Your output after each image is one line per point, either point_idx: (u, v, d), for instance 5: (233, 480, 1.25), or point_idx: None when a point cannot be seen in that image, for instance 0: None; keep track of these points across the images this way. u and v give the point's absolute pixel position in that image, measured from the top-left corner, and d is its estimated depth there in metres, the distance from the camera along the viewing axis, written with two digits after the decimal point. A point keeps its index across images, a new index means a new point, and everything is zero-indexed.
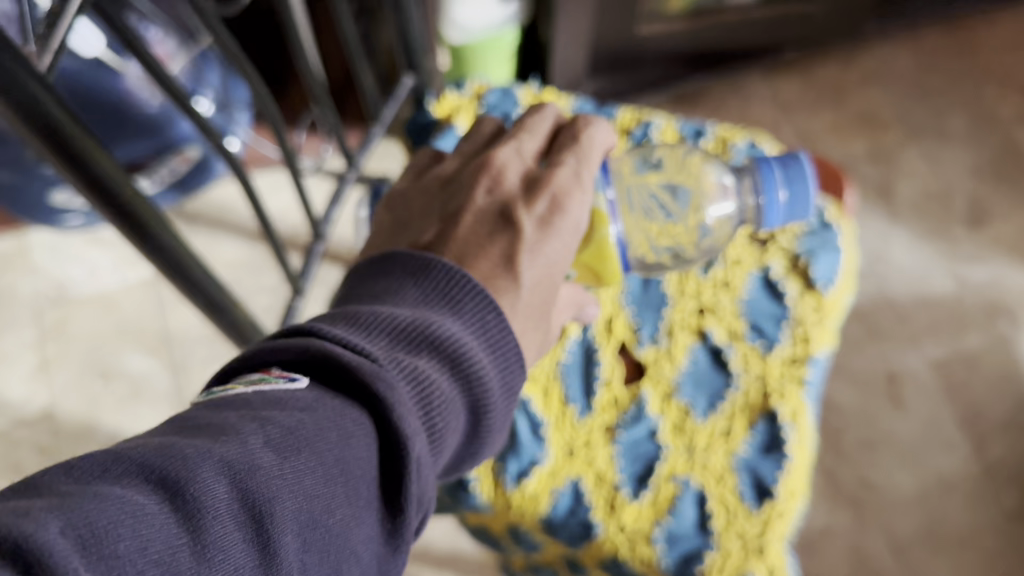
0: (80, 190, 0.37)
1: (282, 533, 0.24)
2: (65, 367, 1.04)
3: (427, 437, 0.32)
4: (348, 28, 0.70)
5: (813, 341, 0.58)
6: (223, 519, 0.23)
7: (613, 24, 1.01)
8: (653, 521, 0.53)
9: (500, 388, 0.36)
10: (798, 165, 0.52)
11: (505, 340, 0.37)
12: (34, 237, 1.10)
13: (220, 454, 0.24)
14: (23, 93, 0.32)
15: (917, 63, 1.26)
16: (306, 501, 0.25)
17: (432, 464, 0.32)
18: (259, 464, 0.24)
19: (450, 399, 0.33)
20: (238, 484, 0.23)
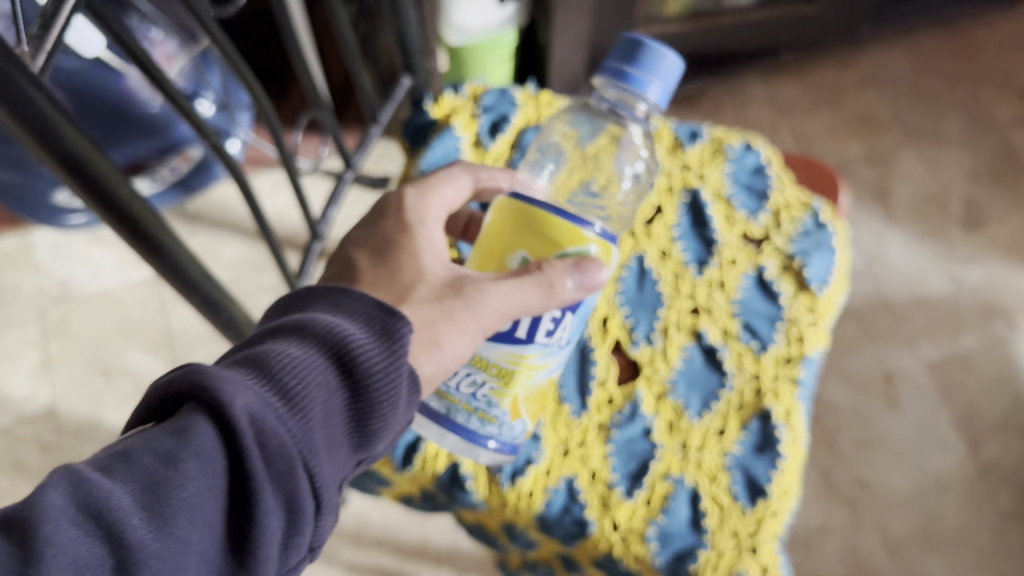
0: (74, 189, 0.38)
1: (123, 522, 0.26)
2: (67, 364, 1.05)
3: (286, 400, 0.31)
4: (346, 31, 0.71)
5: (807, 342, 0.59)
6: (60, 522, 0.25)
7: (610, 26, 1.02)
8: (647, 520, 0.53)
9: (377, 336, 0.34)
10: (631, 44, 0.43)
11: (365, 303, 0.36)
12: (38, 236, 1.11)
13: (55, 478, 0.26)
14: (18, 93, 0.32)
15: (914, 65, 1.26)
16: (144, 491, 0.27)
17: (302, 425, 0.31)
18: (91, 476, 0.27)
19: (308, 361, 0.32)
20: (72, 493, 0.26)
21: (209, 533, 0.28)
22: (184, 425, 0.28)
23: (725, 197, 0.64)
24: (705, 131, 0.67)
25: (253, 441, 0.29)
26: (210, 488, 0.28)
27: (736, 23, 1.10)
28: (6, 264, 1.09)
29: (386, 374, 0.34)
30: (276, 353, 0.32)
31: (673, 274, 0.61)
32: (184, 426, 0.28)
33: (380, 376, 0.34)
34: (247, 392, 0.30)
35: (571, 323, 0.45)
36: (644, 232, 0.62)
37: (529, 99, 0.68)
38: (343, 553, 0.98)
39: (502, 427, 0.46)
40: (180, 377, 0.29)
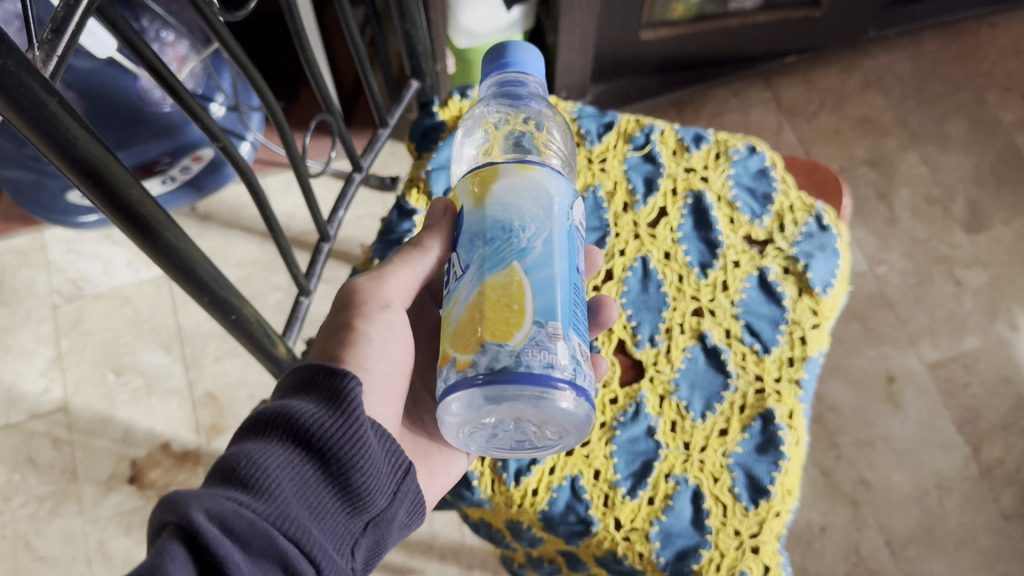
0: (84, 190, 0.39)
1: None
2: (79, 361, 1.06)
3: (251, 496, 0.35)
4: (355, 36, 0.71)
5: (809, 345, 0.59)
6: None
7: (616, 28, 1.02)
8: (650, 519, 0.54)
9: (331, 414, 0.39)
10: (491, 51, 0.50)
11: (321, 383, 0.40)
12: (50, 234, 1.12)
13: None
14: (30, 97, 0.33)
15: (918, 68, 1.27)
16: None
17: (272, 512, 0.35)
18: None
19: (267, 459, 0.36)
20: None
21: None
22: (158, 543, 0.31)
23: (729, 199, 0.64)
24: (710, 134, 0.67)
25: (222, 531, 0.33)
26: None
27: (742, 23, 1.10)
28: (19, 263, 1.11)
29: (344, 434, 0.38)
30: (242, 456, 0.36)
31: (677, 275, 0.62)
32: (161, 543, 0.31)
33: (334, 439, 0.38)
34: (209, 495, 0.33)
35: (461, 253, 0.42)
36: (648, 234, 0.63)
37: None
38: None
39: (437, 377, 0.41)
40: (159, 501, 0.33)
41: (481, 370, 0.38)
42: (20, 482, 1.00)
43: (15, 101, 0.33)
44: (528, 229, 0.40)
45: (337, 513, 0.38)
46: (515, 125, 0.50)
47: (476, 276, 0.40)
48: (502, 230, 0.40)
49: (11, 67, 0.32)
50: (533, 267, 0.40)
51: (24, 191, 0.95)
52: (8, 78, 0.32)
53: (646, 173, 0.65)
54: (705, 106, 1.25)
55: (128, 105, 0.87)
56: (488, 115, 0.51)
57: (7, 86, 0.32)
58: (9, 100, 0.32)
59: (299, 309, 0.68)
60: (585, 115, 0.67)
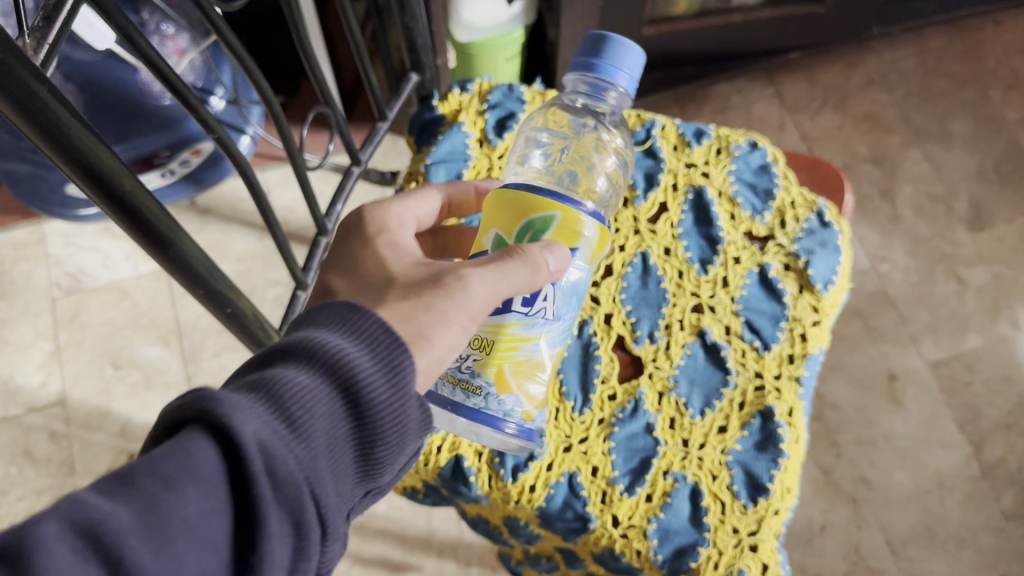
0: (76, 180, 0.38)
1: (130, 555, 0.25)
2: (78, 355, 1.06)
3: (291, 435, 0.30)
4: (354, 29, 0.71)
5: (809, 342, 0.59)
6: (59, 556, 0.24)
7: (619, 22, 1.02)
8: (648, 517, 0.54)
9: (392, 379, 0.34)
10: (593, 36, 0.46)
11: (381, 330, 0.34)
12: (48, 227, 1.12)
13: (50, 513, 0.25)
14: (20, 84, 0.32)
15: (922, 64, 1.26)
16: (147, 526, 0.25)
17: (308, 462, 0.30)
18: (87, 510, 0.25)
19: (322, 398, 0.31)
20: (71, 528, 0.25)
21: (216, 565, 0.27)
22: (187, 446, 0.27)
23: (730, 195, 0.64)
24: (712, 129, 0.66)
25: (263, 471, 0.28)
26: (215, 519, 0.27)
27: (745, 19, 1.09)
28: (17, 256, 1.11)
29: (398, 400, 0.33)
30: (284, 386, 0.30)
31: (677, 271, 0.61)
32: (193, 451, 0.27)
33: (386, 405, 0.33)
34: (255, 418, 0.29)
35: (558, 297, 0.42)
36: (648, 230, 0.62)
37: (534, 95, 0.68)
38: (347, 544, 0.99)
39: (488, 399, 0.42)
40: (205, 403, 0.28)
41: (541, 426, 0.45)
42: (17, 475, 1.00)
43: (5, 88, 0.32)
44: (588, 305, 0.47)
45: (356, 472, 0.34)
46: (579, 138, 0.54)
47: (561, 330, 0.44)
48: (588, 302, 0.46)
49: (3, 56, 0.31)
50: None
51: (22, 182, 0.95)
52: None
53: (647, 168, 0.65)
54: (707, 103, 1.24)
55: (128, 98, 0.87)
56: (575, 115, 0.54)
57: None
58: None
59: (296, 304, 0.67)
60: None
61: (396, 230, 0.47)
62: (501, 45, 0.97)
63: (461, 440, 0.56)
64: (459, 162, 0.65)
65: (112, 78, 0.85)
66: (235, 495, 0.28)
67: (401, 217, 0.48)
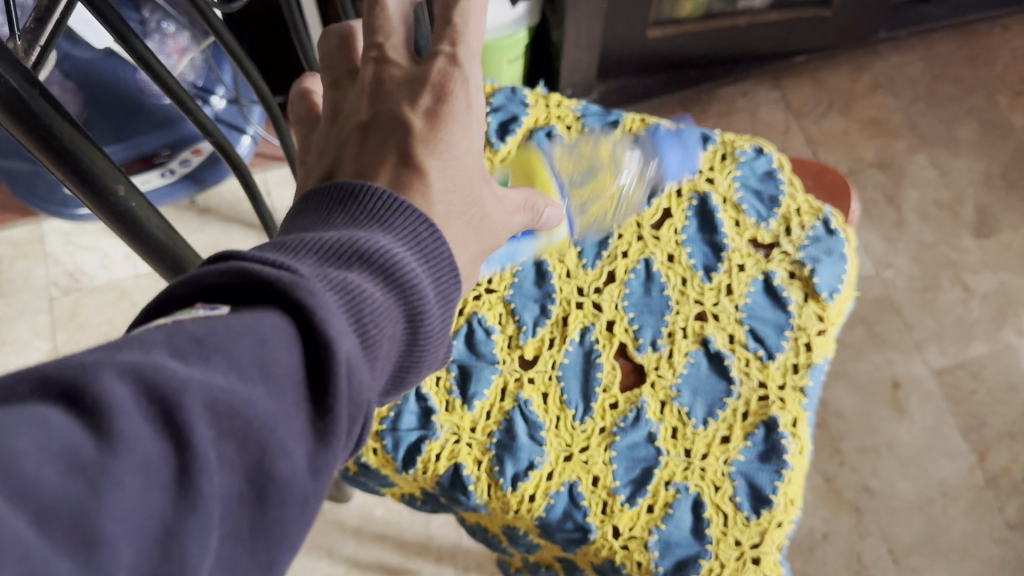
0: (71, 185, 0.38)
1: (193, 427, 0.23)
2: (76, 355, 1.05)
3: (360, 340, 0.29)
4: (356, 31, 0.70)
5: (814, 352, 0.58)
6: (132, 413, 0.22)
7: (624, 24, 1.01)
8: (649, 528, 0.53)
9: (434, 298, 0.34)
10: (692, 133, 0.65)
11: (438, 250, 0.35)
12: (48, 226, 1.11)
13: (125, 359, 0.23)
14: (11, 91, 0.32)
15: (929, 69, 1.25)
16: (224, 391, 0.24)
17: (367, 368, 0.30)
18: (165, 365, 0.23)
19: (384, 306, 0.31)
20: (145, 383, 0.23)
21: (290, 454, 0.25)
22: (270, 324, 0.26)
23: (735, 202, 0.63)
24: (716, 134, 0.66)
25: (344, 372, 0.27)
26: (290, 411, 0.26)
27: (752, 23, 1.08)
28: (16, 254, 1.10)
29: (435, 331, 0.34)
30: (360, 285, 0.30)
31: (681, 278, 0.60)
32: (271, 337, 0.26)
33: (427, 331, 0.34)
34: (341, 316, 0.28)
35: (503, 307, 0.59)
36: (652, 236, 0.62)
37: (538, 98, 0.67)
38: (346, 549, 0.98)
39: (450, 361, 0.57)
40: (287, 289, 0.27)
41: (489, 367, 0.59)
42: None
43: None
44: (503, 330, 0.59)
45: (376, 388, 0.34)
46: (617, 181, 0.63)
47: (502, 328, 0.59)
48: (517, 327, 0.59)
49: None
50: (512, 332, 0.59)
51: (20, 179, 0.94)
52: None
53: (652, 173, 0.64)
54: (712, 106, 1.23)
55: (128, 98, 0.88)
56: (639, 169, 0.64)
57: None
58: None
59: None
60: (590, 113, 0.66)
61: (471, 133, 0.41)
62: (504, 47, 0.96)
63: (460, 448, 0.55)
64: None
65: (111, 76, 0.87)
66: (309, 388, 0.27)
67: (478, 104, 0.42)
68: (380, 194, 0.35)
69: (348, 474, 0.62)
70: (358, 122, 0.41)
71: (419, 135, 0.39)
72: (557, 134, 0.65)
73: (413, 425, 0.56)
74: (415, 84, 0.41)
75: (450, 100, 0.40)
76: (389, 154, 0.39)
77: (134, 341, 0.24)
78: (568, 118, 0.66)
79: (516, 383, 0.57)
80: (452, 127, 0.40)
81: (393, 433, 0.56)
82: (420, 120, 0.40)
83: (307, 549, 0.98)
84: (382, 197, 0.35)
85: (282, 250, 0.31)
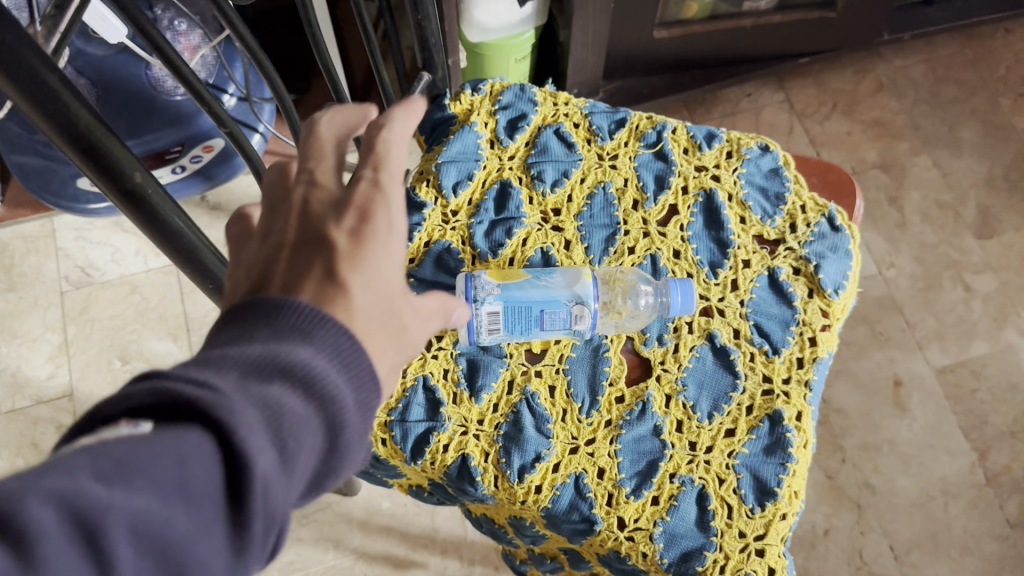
0: (89, 172, 0.38)
1: (116, 548, 0.23)
2: (85, 349, 1.07)
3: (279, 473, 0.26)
4: (368, 27, 0.71)
5: (819, 347, 0.59)
6: (53, 539, 0.22)
7: (630, 25, 1.02)
8: (654, 520, 0.54)
9: (367, 415, 0.31)
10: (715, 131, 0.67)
11: (366, 363, 0.31)
12: (60, 220, 1.13)
13: (45, 485, 0.22)
14: (28, 72, 0.33)
15: (932, 71, 1.26)
16: (142, 519, 0.23)
17: (286, 500, 0.27)
18: (82, 494, 0.22)
19: (309, 430, 0.28)
20: (68, 509, 0.22)
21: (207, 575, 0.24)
22: (189, 449, 0.24)
23: (741, 198, 0.64)
24: (723, 132, 0.67)
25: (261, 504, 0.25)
26: (208, 531, 0.25)
27: (756, 24, 1.09)
28: (28, 248, 1.11)
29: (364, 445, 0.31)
30: (280, 408, 0.27)
31: (686, 274, 0.61)
32: (190, 460, 0.24)
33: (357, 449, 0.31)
34: (256, 452, 0.25)
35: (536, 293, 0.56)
36: (658, 232, 0.62)
37: (546, 96, 0.68)
38: (353, 540, 1.01)
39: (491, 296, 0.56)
40: (206, 408, 0.25)
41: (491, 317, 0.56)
42: (23, 467, 1.01)
43: (11, 75, 0.33)
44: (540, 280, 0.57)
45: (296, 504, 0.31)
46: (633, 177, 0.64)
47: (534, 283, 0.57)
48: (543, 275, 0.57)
49: (10, 42, 0.32)
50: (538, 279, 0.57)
51: (33, 175, 0.96)
52: (9, 55, 0.32)
53: (657, 170, 0.65)
54: (716, 107, 1.25)
55: (140, 94, 0.89)
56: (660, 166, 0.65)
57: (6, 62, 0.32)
58: (8, 75, 0.33)
59: None
60: (597, 111, 0.67)
61: (394, 250, 0.37)
62: (513, 46, 0.98)
63: (468, 439, 0.56)
64: (470, 162, 0.65)
65: (124, 72, 0.88)
66: (228, 510, 0.25)
67: (403, 226, 0.38)
68: (309, 307, 0.31)
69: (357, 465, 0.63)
70: (279, 242, 0.36)
71: (340, 253, 0.35)
72: (565, 131, 0.66)
73: (422, 416, 0.57)
74: (337, 207, 0.37)
75: (374, 221, 0.36)
76: (315, 263, 0.34)
77: (52, 466, 0.23)
78: (576, 116, 0.67)
79: (523, 376, 0.58)
80: (375, 249, 0.36)
81: (402, 424, 0.57)
82: (343, 239, 0.35)
83: (315, 540, 1.00)
84: (313, 306, 0.32)
85: (195, 367, 0.27)
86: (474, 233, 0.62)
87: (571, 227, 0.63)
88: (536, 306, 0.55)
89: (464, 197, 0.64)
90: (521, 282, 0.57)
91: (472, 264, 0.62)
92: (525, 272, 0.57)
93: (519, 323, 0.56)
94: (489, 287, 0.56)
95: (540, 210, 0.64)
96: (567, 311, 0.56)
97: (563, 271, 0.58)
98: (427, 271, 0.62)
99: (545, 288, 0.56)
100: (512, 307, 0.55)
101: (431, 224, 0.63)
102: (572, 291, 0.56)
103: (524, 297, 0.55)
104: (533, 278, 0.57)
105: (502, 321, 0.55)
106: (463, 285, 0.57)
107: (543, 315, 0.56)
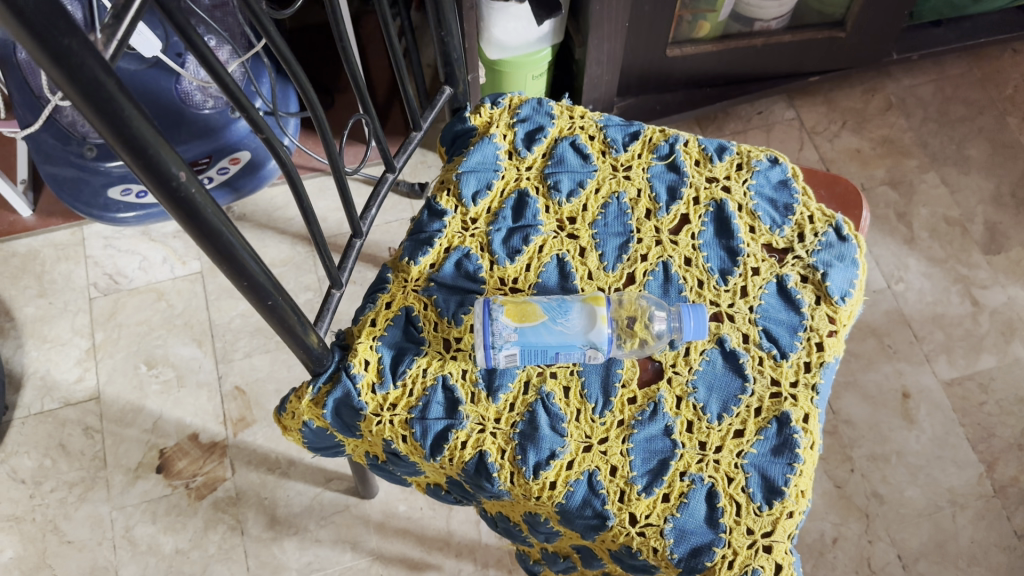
0: (134, 170, 0.38)
1: None
2: (113, 353, 1.12)
3: None
4: (393, 41, 0.73)
5: (826, 351, 0.61)
6: None
7: (643, 46, 1.06)
8: (665, 516, 0.56)
9: None
10: (726, 144, 0.69)
11: None
12: (90, 229, 1.19)
13: None
14: (89, 75, 0.33)
15: (939, 92, 1.29)
16: None
17: None
18: None
19: None
20: None
21: None
22: None
23: (750, 209, 0.66)
24: (733, 145, 0.69)
25: None
26: None
27: (767, 43, 1.11)
28: (58, 256, 1.17)
29: None
30: None
31: (697, 280, 0.63)
32: None
33: None
34: None
35: (550, 334, 0.57)
36: (670, 241, 0.65)
37: (563, 110, 0.71)
38: (369, 542, 1.04)
39: (499, 337, 0.56)
40: None
41: (501, 365, 0.57)
42: (51, 467, 1.06)
43: (74, 77, 0.33)
44: (555, 321, 0.57)
45: None
46: (649, 189, 0.67)
47: (547, 316, 0.57)
48: (555, 308, 0.58)
49: (73, 46, 0.32)
50: (551, 320, 0.57)
51: (65, 186, 0.99)
52: (72, 58, 0.32)
53: (670, 181, 0.67)
54: (728, 124, 1.28)
55: (169, 106, 0.93)
56: (679, 180, 0.67)
57: (68, 64, 0.32)
58: (69, 77, 0.32)
59: (330, 302, 0.66)
60: (612, 124, 0.70)
61: None
62: (530, 63, 1.01)
63: (486, 437, 0.58)
64: (489, 172, 0.67)
65: (153, 86, 0.92)
66: None
67: None
68: None
69: (377, 463, 0.65)
70: None
71: None
72: (581, 143, 0.68)
73: (441, 414, 0.59)
74: None
75: None
76: None
77: None
78: (592, 129, 0.70)
79: (539, 377, 0.60)
80: None
81: (422, 422, 0.59)
82: None
83: (333, 542, 1.04)
84: None
85: None
86: (492, 240, 0.65)
87: (586, 235, 0.65)
88: (552, 350, 0.57)
89: (483, 205, 0.66)
90: (538, 325, 0.57)
91: (490, 270, 0.64)
92: (541, 310, 0.57)
93: (535, 361, 0.57)
94: (507, 331, 0.56)
95: (556, 218, 0.66)
96: (581, 352, 0.57)
97: (580, 307, 0.58)
98: (447, 275, 0.64)
99: (562, 333, 0.57)
100: (529, 351, 0.57)
101: (451, 230, 0.66)
102: (587, 337, 0.57)
103: (540, 343, 0.56)
104: (550, 319, 0.57)
105: (519, 360, 0.57)
106: (481, 325, 0.57)
107: (558, 356, 0.57)
